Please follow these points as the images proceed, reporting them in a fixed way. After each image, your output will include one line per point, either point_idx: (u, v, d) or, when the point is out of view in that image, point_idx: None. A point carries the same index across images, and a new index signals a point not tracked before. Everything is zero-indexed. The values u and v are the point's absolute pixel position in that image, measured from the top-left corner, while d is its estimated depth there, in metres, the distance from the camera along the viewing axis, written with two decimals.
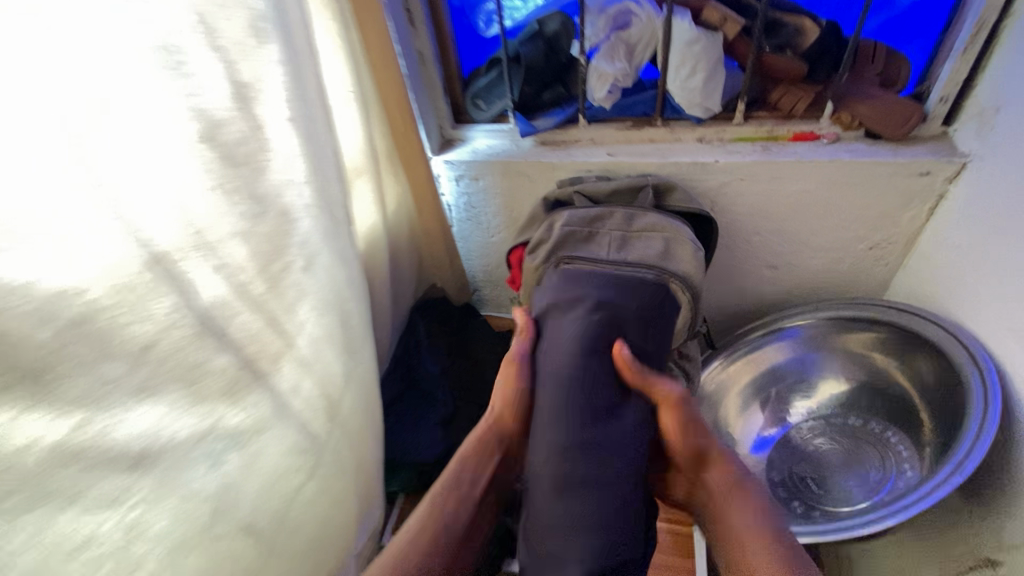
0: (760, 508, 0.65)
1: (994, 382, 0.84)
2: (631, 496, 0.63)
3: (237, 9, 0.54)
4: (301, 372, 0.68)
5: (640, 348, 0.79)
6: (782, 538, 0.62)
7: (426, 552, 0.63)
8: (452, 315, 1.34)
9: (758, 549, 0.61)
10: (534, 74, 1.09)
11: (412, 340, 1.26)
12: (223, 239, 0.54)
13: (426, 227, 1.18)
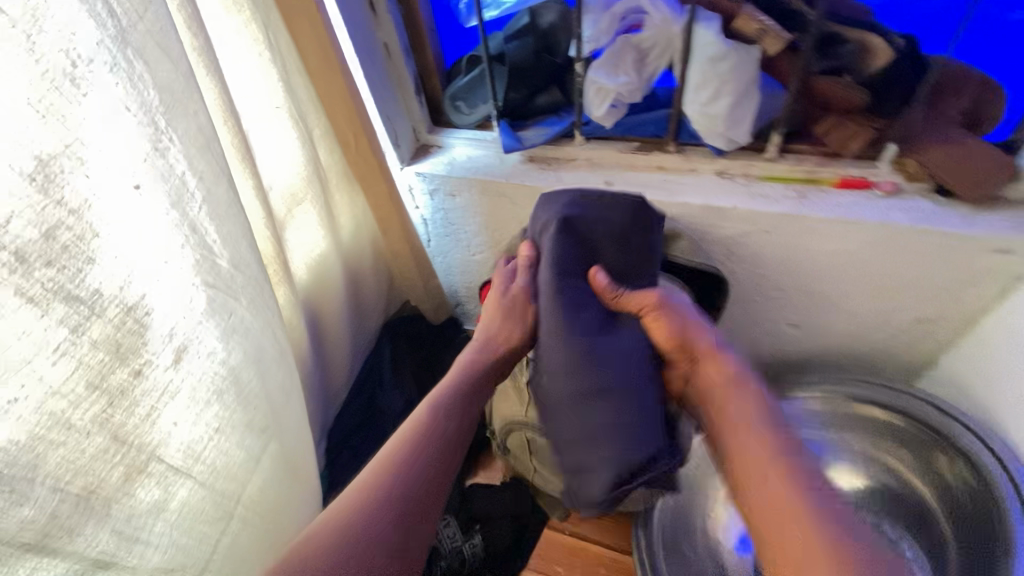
0: (774, 428, 0.56)
1: None
2: (645, 407, 0.59)
3: (28, 51, 0.38)
4: (174, 482, 0.56)
5: (620, 265, 0.72)
6: (798, 454, 0.54)
7: (410, 509, 0.57)
8: (425, 335, 1.21)
9: (784, 482, 0.52)
10: (523, 78, 0.89)
11: (377, 365, 1.14)
12: (24, 367, 0.40)
13: (393, 247, 1.03)
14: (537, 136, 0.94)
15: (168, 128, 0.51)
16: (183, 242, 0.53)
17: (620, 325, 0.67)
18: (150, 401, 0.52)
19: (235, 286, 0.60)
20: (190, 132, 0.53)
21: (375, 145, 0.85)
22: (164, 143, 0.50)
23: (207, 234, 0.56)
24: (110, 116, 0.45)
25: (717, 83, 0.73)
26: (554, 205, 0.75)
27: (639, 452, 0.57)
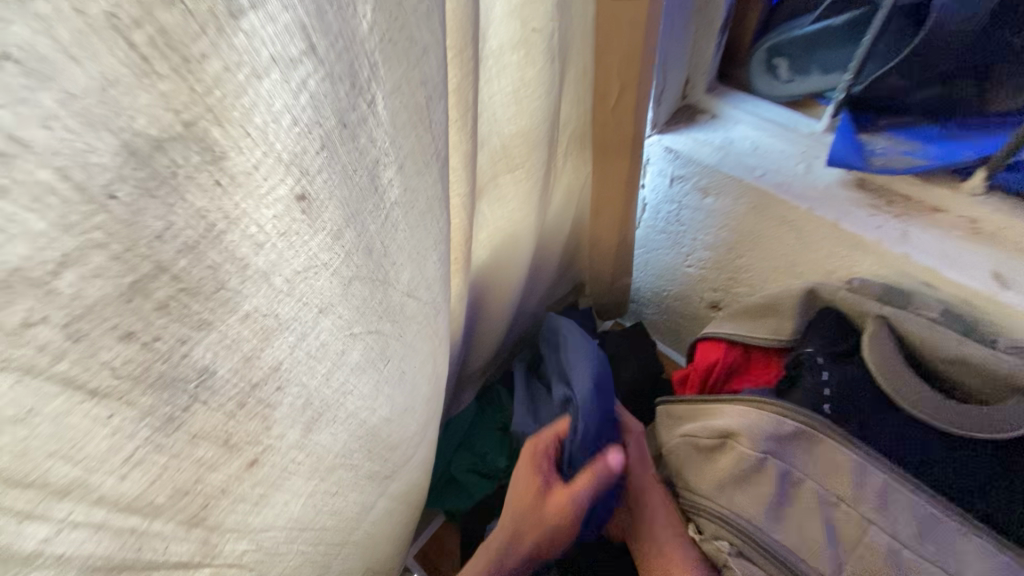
0: None
1: None
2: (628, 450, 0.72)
3: None
4: (267, 561, 0.40)
5: (808, 433, 0.47)
6: None
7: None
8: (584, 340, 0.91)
9: None
10: (930, 62, 0.52)
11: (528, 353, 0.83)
12: (87, 480, 0.24)
13: (598, 233, 0.76)
14: (895, 158, 0.56)
15: (375, 83, 0.27)
16: (351, 278, 0.31)
17: (793, 447, 0.47)
18: (260, 491, 0.34)
19: (406, 319, 0.39)
20: (407, 92, 0.29)
21: (643, 104, 0.58)
22: (360, 110, 0.26)
23: (392, 255, 0.33)
24: (281, 73, 0.22)
25: None
26: (788, 421, 0.47)
27: (804, 539, 0.45)
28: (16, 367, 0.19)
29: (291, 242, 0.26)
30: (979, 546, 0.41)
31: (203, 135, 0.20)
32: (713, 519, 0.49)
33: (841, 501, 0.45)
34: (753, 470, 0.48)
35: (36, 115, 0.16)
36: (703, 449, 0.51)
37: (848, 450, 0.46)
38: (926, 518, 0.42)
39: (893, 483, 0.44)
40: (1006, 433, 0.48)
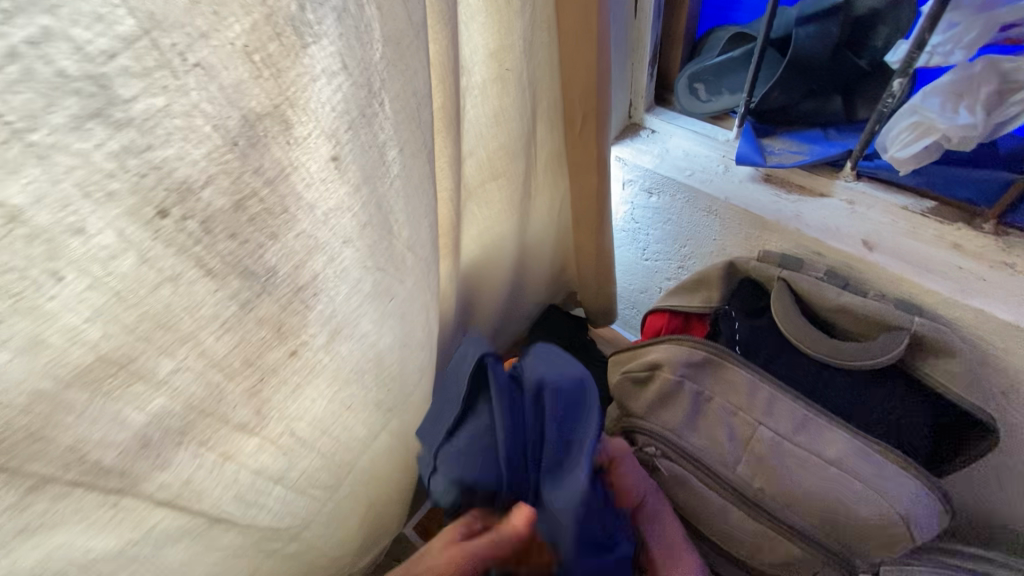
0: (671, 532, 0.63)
1: None
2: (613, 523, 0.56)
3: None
4: (297, 453, 0.53)
5: (715, 359, 0.59)
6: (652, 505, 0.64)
7: None
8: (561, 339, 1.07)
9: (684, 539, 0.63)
10: (804, 77, 0.68)
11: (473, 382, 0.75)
12: (195, 335, 0.38)
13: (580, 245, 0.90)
14: (788, 155, 0.72)
15: (382, 91, 0.42)
16: (365, 221, 0.45)
17: (704, 372, 0.60)
18: (297, 380, 0.48)
19: (404, 267, 0.53)
20: (402, 98, 0.44)
21: (601, 135, 0.74)
22: (373, 107, 0.42)
23: (392, 212, 0.48)
24: (326, 80, 0.37)
25: None
26: (699, 350, 0.60)
27: (714, 442, 0.57)
28: (176, 242, 0.34)
29: (327, 188, 0.41)
30: (837, 431, 0.53)
31: (282, 113, 0.36)
32: (647, 434, 0.61)
33: (739, 409, 0.57)
34: (674, 392, 0.60)
35: (208, 95, 0.31)
36: (638, 381, 0.63)
37: (743, 370, 0.58)
38: (801, 414, 0.55)
39: (777, 391, 0.56)
40: (873, 361, 0.60)
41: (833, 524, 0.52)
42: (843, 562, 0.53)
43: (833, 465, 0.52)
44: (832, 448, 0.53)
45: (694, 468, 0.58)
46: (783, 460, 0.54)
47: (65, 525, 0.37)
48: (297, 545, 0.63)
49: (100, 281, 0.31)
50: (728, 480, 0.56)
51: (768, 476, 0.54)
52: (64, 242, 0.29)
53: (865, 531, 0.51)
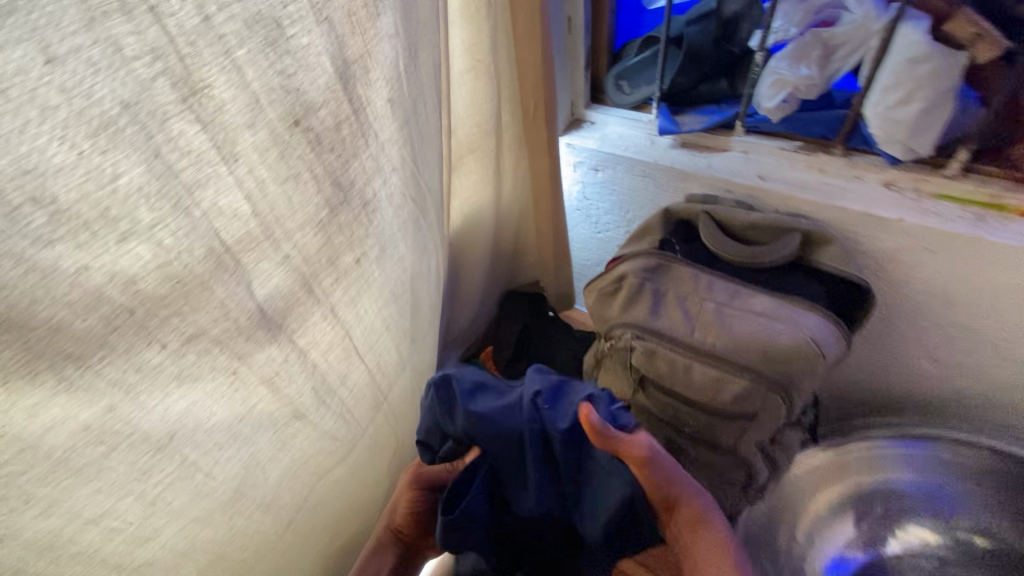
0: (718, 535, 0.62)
1: None
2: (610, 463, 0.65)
3: None
4: (351, 361, 0.64)
5: (667, 262, 0.79)
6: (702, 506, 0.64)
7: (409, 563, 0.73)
8: (535, 316, 1.21)
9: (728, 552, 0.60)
10: (696, 62, 0.92)
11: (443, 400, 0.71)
12: (294, 228, 0.50)
13: (538, 222, 1.02)
14: (695, 122, 0.96)
15: (415, 57, 0.59)
16: (400, 155, 0.61)
17: (661, 274, 0.78)
18: (353, 287, 0.60)
19: (424, 204, 0.68)
20: (425, 66, 0.61)
21: (551, 120, 0.88)
22: (410, 68, 0.58)
23: (416, 155, 0.64)
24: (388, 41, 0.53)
25: (910, 87, 0.71)
26: (654, 258, 0.79)
27: (676, 321, 0.74)
28: (298, 147, 0.47)
29: (380, 124, 0.56)
30: (760, 293, 0.73)
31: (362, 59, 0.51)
32: (624, 326, 0.77)
33: (690, 293, 0.75)
34: (640, 291, 0.78)
35: (328, 38, 0.46)
36: (612, 292, 0.81)
37: (688, 265, 0.78)
38: (735, 288, 0.74)
39: (715, 275, 0.76)
40: (780, 257, 0.80)
41: (766, 358, 0.68)
42: (779, 391, 0.69)
43: (761, 313, 0.71)
44: (758, 305, 0.72)
45: (663, 343, 0.73)
46: (728, 318, 0.72)
47: (200, 381, 0.47)
48: (344, 470, 0.71)
49: (254, 169, 0.44)
50: (695, 348, 0.71)
51: (718, 332, 0.71)
52: (237, 134, 0.42)
53: (790, 357, 0.68)
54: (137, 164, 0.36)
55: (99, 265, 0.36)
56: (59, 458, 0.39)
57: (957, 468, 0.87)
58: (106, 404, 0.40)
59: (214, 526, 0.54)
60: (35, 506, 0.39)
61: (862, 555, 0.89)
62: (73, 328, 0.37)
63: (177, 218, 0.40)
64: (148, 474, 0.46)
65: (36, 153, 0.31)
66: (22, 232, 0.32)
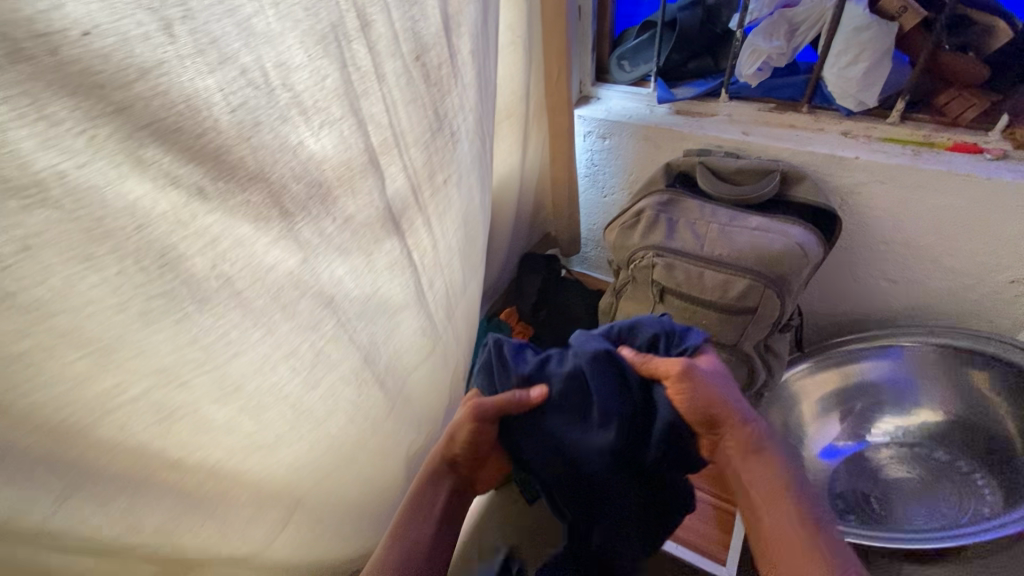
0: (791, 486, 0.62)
1: None
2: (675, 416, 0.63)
3: None
4: (435, 269, 0.78)
5: (677, 198, 0.98)
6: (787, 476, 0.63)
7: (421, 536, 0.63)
8: (552, 273, 1.37)
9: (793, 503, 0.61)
10: (685, 43, 1.11)
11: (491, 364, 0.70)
12: (409, 144, 0.65)
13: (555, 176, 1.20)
14: (687, 92, 1.16)
15: (485, 21, 0.75)
16: (475, 99, 0.76)
17: (672, 206, 0.96)
18: (439, 203, 0.75)
19: (486, 146, 0.84)
20: (489, 30, 0.78)
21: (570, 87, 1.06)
22: (482, 29, 0.75)
23: (483, 101, 0.80)
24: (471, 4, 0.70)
25: (857, 51, 0.91)
26: (666, 196, 0.98)
27: (688, 240, 0.91)
28: (415, 77, 0.63)
29: (463, 70, 0.72)
30: (753, 215, 0.92)
31: (455, 15, 0.67)
32: (646, 249, 0.94)
33: (697, 218, 0.93)
34: (657, 220, 0.95)
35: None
36: (631, 225, 0.97)
37: (694, 200, 0.96)
38: (731, 213, 0.93)
39: (716, 206, 0.95)
40: (764, 191, 0.97)
41: (763, 260, 0.86)
42: (774, 287, 0.87)
43: (755, 228, 0.89)
44: (753, 222, 0.91)
45: (679, 257, 0.90)
46: (730, 234, 0.90)
47: (350, 256, 0.60)
48: (425, 373, 0.84)
49: (391, 88, 0.60)
50: (703, 258, 0.89)
51: (723, 244, 0.89)
52: (384, 61, 0.58)
53: (781, 258, 0.86)
54: (334, 70, 0.51)
55: (307, 147, 0.51)
56: (272, 293, 0.51)
57: (922, 370, 1.03)
58: (300, 259, 0.53)
59: (351, 389, 0.66)
60: (257, 331, 0.51)
61: (851, 445, 1.06)
62: (289, 189, 0.50)
63: (350, 114, 0.54)
64: (317, 327, 0.58)
65: (284, 55, 0.47)
66: (274, 108, 0.47)
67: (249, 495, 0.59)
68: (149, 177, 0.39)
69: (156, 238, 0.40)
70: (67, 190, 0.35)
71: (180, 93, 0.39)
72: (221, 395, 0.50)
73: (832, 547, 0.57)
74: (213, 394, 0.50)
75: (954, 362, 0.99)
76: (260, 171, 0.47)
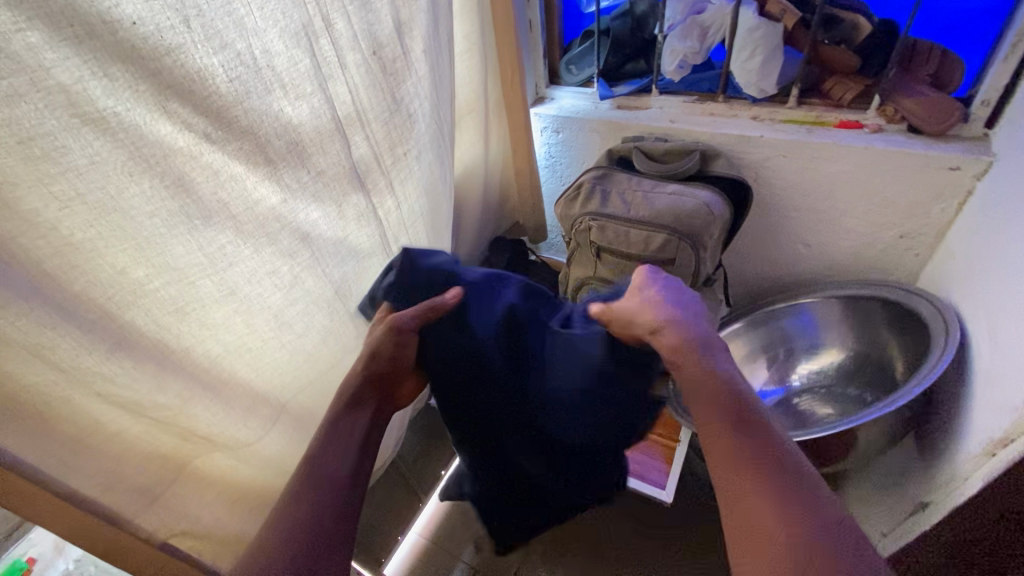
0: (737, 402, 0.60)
1: (944, 362, 0.87)
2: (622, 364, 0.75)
3: None
4: (400, 228, 0.96)
5: (610, 172, 1.14)
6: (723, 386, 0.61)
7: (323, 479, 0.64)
8: (520, 255, 1.54)
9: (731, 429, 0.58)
10: (620, 47, 1.31)
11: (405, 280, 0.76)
12: (369, 120, 0.84)
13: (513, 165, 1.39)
14: (624, 89, 1.35)
15: (436, 28, 0.94)
16: (429, 89, 0.95)
17: (607, 179, 1.13)
18: (400, 171, 0.93)
19: (442, 129, 1.02)
20: (441, 35, 0.97)
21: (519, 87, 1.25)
22: (434, 33, 0.93)
23: (438, 92, 0.98)
24: (422, 13, 0.88)
25: (751, 49, 1.09)
26: (602, 171, 1.15)
27: (617, 207, 1.07)
28: (369, 68, 0.82)
29: (417, 65, 0.91)
30: (673, 184, 1.09)
31: (406, 22, 0.86)
32: (584, 215, 1.10)
33: (626, 188, 1.10)
34: (592, 191, 1.12)
35: (387, 5, 0.82)
36: (572, 197, 1.14)
37: (624, 174, 1.13)
38: (653, 184, 1.10)
39: (644, 178, 1.12)
40: (684, 166, 1.13)
41: (676, 220, 1.02)
42: (688, 243, 1.02)
43: (672, 194, 1.06)
44: (672, 189, 1.07)
45: (609, 221, 1.07)
46: (650, 200, 1.06)
47: (321, 203, 0.77)
48: None
49: (349, 76, 0.78)
50: (629, 219, 1.05)
51: (644, 208, 1.05)
52: (345, 55, 0.77)
53: (690, 216, 1.02)
54: (303, 57, 0.69)
55: (285, 113, 0.69)
56: (257, 222, 0.69)
57: (832, 317, 1.17)
58: (281, 198, 0.71)
59: (326, 314, 0.83)
60: (247, 249, 0.68)
61: (776, 389, 1.20)
62: (272, 143, 0.68)
63: (317, 92, 0.72)
64: (296, 256, 0.75)
65: (268, 45, 0.65)
66: (260, 82, 0.65)
67: (244, 389, 0.75)
68: (172, 121, 0.57)
69: (175, 166, 0.58)
70: (119, 124, 0.53)
71: (194, 65, 0.57)
72: (221, 296, 0.67)
73: (762, 451, 0.55)
74: (214, 294, 0.66)
75: (853, 310, 1.13)
76: (250, 127, 0.65)
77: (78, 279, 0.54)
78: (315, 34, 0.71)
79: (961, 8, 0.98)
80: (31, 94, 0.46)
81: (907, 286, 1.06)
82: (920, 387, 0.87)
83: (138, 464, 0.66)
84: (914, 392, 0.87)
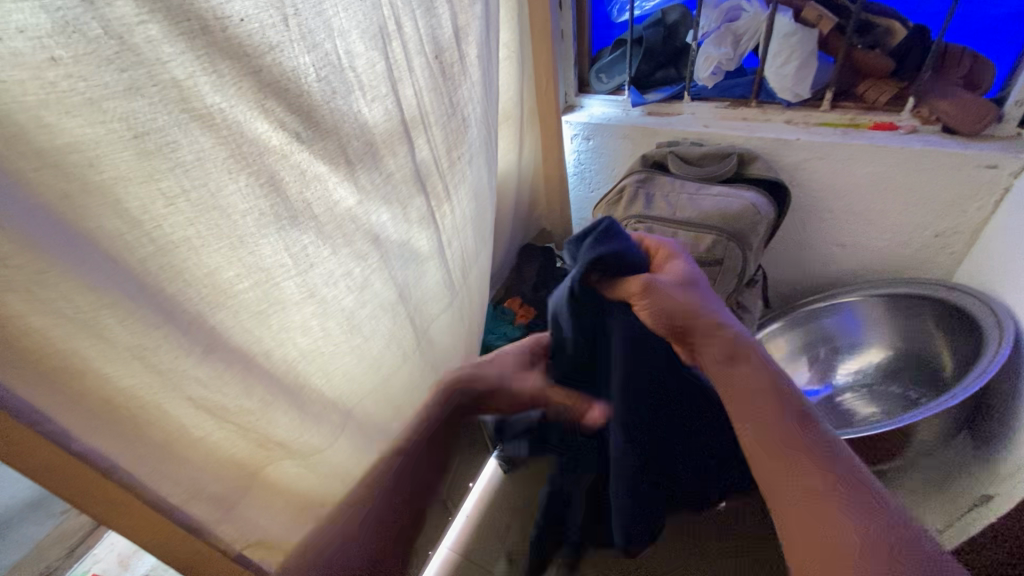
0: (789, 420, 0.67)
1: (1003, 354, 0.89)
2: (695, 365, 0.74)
3: None
4: (454, 232, 0.96)
5: (652, 175, 1.16)
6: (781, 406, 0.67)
7: None
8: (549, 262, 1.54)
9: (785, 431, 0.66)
10: (652, 55, 1.33)
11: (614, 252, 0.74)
12: (430, 123, 0.84)
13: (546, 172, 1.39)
14: (656, 95, 1.37)
15: (488, 34, 0.95)
16: (482, 94, 0.95)
17: (649, 181, 1.15)
18: (455, 175, 0.93)
19: (490, 134, 1.02)
20: (492, 42, 0.98)
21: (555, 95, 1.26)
22: (486, 39, 0.94)
23: (488, 97, 0.99)
24: (478, 19, 0.90)
25: (787, 54, 1.12)
26: (643, 174, 1.16)
27: (663, 209, 1.08)
28: (433, 72, 0.82)
29: (471, 70, 0.92)
30: (716, 185, 1.10)
31: (465, 27, 0.87)
32: (627, 217, 1.11)
33: (669, 189, 1.11)
34: (635, 193, 1.12)
35: (449, 10, 0.83)
36: (615, 199, 1.15)
37: (666, 177, 1.15)
38: (697, 185, 1.11)
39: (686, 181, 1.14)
40: (724, 168, 1.15)
41: (723, 221, 1.03)
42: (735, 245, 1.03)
43: (717, 195, 1.07)
44: (716, 189, 1.09)
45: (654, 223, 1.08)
46: (696, 201, 1.07)
47: (388, 205, 0.77)
48: (445, 322, 0.99)
49: (416, 78, 0.79)
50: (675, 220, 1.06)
51: (690, 208, 1.06)
52: (413, 58, 0.77)
53: (737, 217, 1.03)
54: (380, 59, 0.70)
55: (362, 114, 0.69)
56: (336, 222, 0.68)
57: (873, 316, 1.18)
58: (356, 199, 0.71)
59: (390, 317, 0.82)
60: (325, 250, 0.67)
61: (822, 388, 1.21)
62: (351, 144, 0.68)
63: (390, 93, 0.72)
64: (366, 258, 0.74)
65: (350, 46, 0.65)
66: (344, 83, 0.65)
67: (314, 395, 0.73)
68: (269, 120, 0.57)
69: (268, 164, 0.58)
70: (223, 121, 0.52)
71: (290, 65, 0.57)
72: (301, 299, 0.66)
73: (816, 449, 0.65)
74: (295, 296, 0.65)
75: (894, 308, 1.15)
76: (334, 127, 0.64)
77: (178, 278, 0.53)
78: (389, 37, 0.71)
79: (992, 14, 1.03)
80: (149, 87, 0.46)
81: (949, 283, 1.08)
82: (984, 379, 0.87)
83: (215, 473, 0.63)
84: (978, 385, 0.87)
